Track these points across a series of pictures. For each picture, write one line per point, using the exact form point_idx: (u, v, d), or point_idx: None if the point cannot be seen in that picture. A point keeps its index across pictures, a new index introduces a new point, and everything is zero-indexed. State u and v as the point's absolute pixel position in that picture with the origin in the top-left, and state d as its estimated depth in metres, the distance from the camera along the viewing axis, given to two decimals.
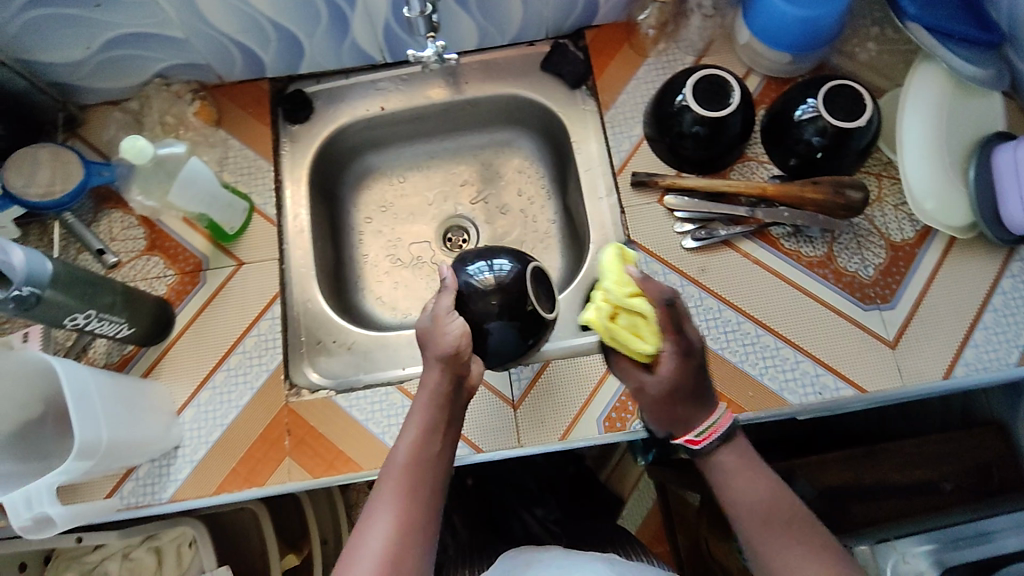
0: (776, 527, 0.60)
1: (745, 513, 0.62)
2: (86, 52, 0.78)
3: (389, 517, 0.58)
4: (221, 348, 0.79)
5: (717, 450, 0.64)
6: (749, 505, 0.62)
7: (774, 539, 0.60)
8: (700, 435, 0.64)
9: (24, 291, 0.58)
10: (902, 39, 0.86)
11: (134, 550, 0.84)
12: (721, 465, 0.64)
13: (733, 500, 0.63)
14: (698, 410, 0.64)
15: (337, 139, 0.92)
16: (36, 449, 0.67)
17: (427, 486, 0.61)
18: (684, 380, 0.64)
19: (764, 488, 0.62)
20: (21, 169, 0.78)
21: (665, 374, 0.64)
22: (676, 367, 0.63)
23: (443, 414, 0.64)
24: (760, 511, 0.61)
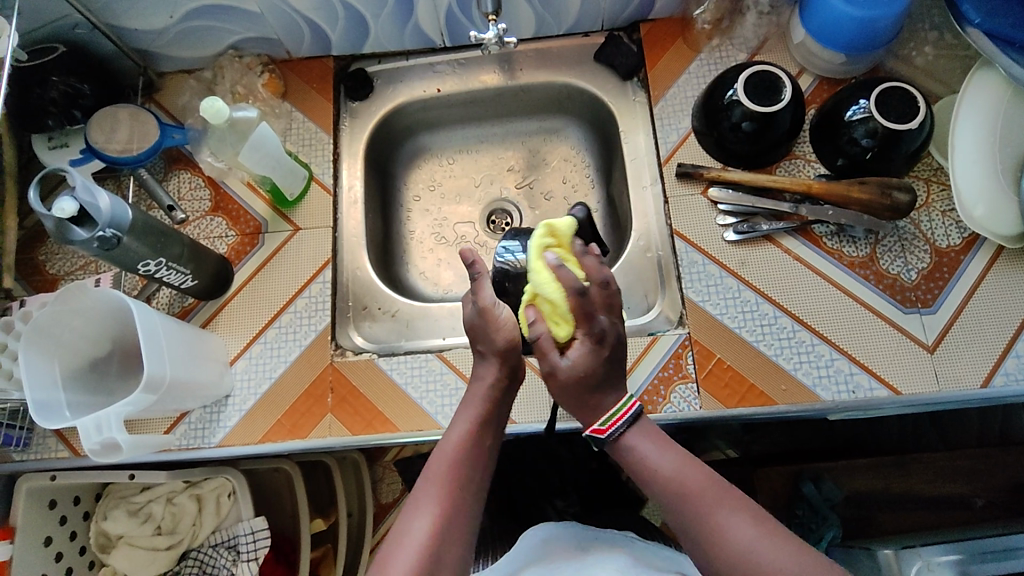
0: (704, 498, 0.56)
1: (664, 494, 0.58)
2: (169, 21, 0.83)
3: (438, 502, 0.58)
4: (274, 307, 0.83)
5: (622, 435, 0.61)
6: (665, 483, 0.58)
7: (699, 513, 0.55)
8: (606, 422, 0.61)
9: (108, 233, 0.63)
10: (961, 46, 0.86)
11: (177, 496, 0.88)
12: (630, 446, 0.61)
13: (652, 482, 0.59)
14: (609, 400, 0.62)
15: (394, 118, 0.96)
16: (103, 384, 0.72)
17: (471, 480, 0.61)
18: (596, 366, 0.61)
19: (681, 462, 0.59)
20: (103, 127, 0.84)
21: (575, 358, 0.61)
22: (589, 353, 0.61)
23: (492, 411, 0.66)
24: (677, 488, 0.57)
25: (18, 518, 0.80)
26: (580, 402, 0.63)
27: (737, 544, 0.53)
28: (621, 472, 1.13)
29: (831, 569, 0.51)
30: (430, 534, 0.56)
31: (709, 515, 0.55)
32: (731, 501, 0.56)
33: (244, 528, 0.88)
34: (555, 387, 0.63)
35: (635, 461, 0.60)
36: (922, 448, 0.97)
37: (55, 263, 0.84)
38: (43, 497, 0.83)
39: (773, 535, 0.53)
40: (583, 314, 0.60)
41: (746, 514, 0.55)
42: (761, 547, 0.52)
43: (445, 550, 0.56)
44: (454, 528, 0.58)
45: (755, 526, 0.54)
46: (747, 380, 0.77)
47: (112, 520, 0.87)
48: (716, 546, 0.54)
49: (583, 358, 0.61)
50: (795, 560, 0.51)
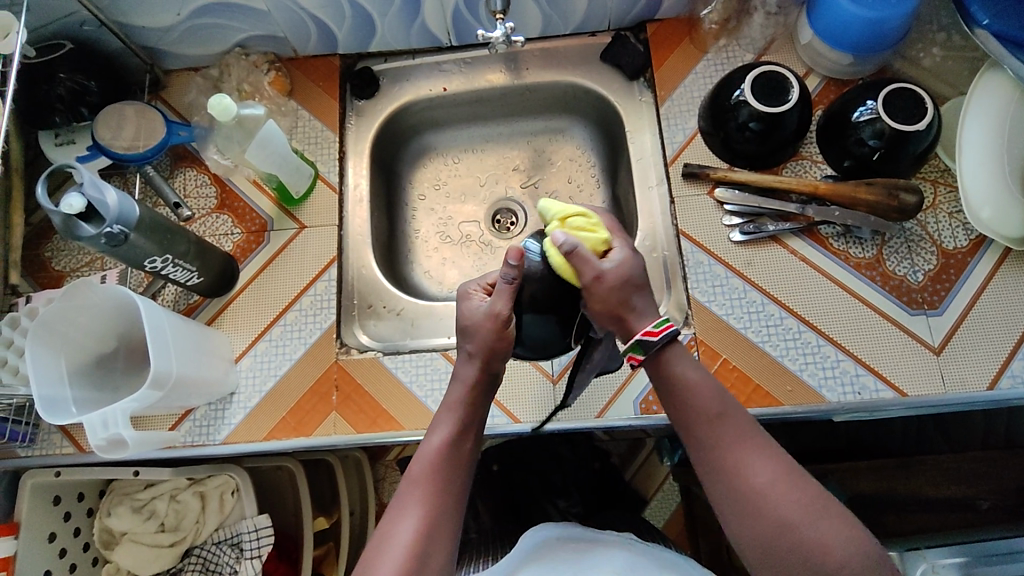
0: (730, 431, 0.58)
1: (695, 415, 0.59)
2: (176, 18, 0.83)
3: (421, 506, 0.59)
4: (280, 305, 0.83)
5: (666, 347, 0.61)
6: (698, 406, 0.60)
7: (732, 439, 0.58)
8: (659, 324, 0.61)
9: (116, 229, 0.63)
10: (969, 46, 0.85)
11: (181, 493, 0.89)
12: (672, 363, 0.61)
13: (683, 402, 0.60)
14: (653, 307, 0.63)
15: (400, 117, 0.96)
16: (108, 381, 0.72)
17: (455, 481, 0.62)
18: (639, 269, 0.64)
19: (717, 390, 0.60)
20: (109, 123, 0.83)
21: (621, 257, 0.63)
22: (632, 255, 0.64)
23: (471, 412, 0.66)
24: (716, 412, 0.59)
25: (22, 515, 0.80)
26: (629, 306, 0.62)
27: (758, 480, 0.56)
28: (624, 472, 1.14)
29: (835, 518, 0.54)
30: (413, 539, 0.57)
31: (738, 447, 0.57)
32: (754, 439, 0.58)
33: (248, 526, 0.88)
34: (608, 293, 0.62)
35: (670, 381, 0.61)
36: (926, 450, 0.97)
37: (61, 259, 0.84)
38: (48, 493, 0.83)
39: (789, 477, 0.56)
40: (615, 228, 0.67)
41: (768, 453, 0.57)
42: (779, 488, 0.55)
43: (429, 554, 0.57)
44: (437, 531, 0.58)
45: (773, 466, 0.56)
46: (753, 381, 0.77)
47: (116, 517, 0.87)
48: (738, 475, 0.56)
49: (630, 258, 0.64)
50: (804, 503, 0.54)
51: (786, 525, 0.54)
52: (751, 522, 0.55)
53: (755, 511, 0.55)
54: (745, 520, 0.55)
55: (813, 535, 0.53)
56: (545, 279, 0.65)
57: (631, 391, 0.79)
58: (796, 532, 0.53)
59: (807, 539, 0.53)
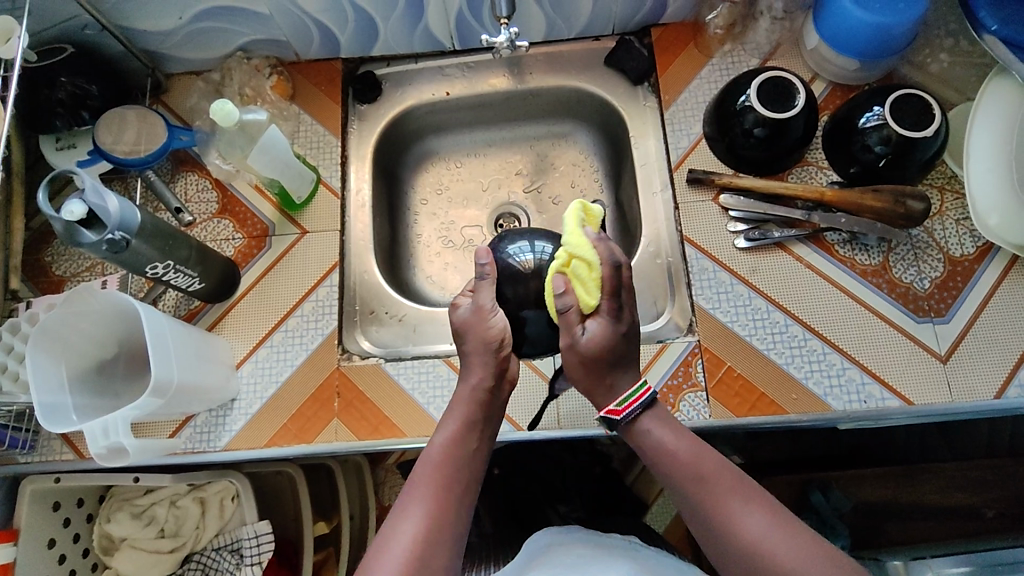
0: (715, 486, 0.58)
1: (677, 476, 0.59)
2: (178, 22, 0.83)
3: (424, 506, 0.58)
4: (281, 311, 0.82)
5: (636, 419, 0.63)
6: (679, 467, 0.60)
7: (715, 496, 0.57)
8: (622, 403, 0.63)
9: (117, 235, 0.62)
10: (977, 52, 0.85)
11: (180, 498, 0.88)
12: (645, 430, 0.62)
13: (665, 466, 0.61)
14: (623, 382, 0.64)
15: (402, 121, 0.96)
16: (108, 387, 0.72)
17: (461, 484, 0.60)
18: (614, 345, 0.63)
19: (695, 449, 0.61)
20: (111, 127, 0.83)
21: (595, 332, 0.63)
22: (609, 327, 0.63)
23: (479, 413, 0.65)
24: (695, 471, 0.59)
25: (22, 521, 0.79)
26: (598, 383, 0.64)
27: (750, 535, 0.55)
28: (625, 476, 1.11)
29: (837, 563, 0.53)
30: (415, 539, 0.56)
31: (723, 502, 0.57)
32: (742, 490, 0.58)
33: (249, 532, 0.88)
34: (575, 370, 0.64)
35: (649, 446, 0.62)
36: (931, 458, 0.96)
37: (61, 264, 0.83)
38: (47, 499, 0.82)
39: (782, 525, 0.55)
40: (610, 289, 0.63)
41: (757, 503, 0.57)
42: (773, 539, 0.54)
43: (430, 555, 0.55)
44: (439, 533, 0.57)
45: (765, 516, 0.56)
46: (757, 389, 0.76)
47: (116, 523, 0.87)
48: (730, 533, 0.55)
49: (605, 334, 0.63)
50: (801, 551, 0.53)
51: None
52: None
53: (753, 566, 0.54)
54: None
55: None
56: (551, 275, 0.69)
57: None
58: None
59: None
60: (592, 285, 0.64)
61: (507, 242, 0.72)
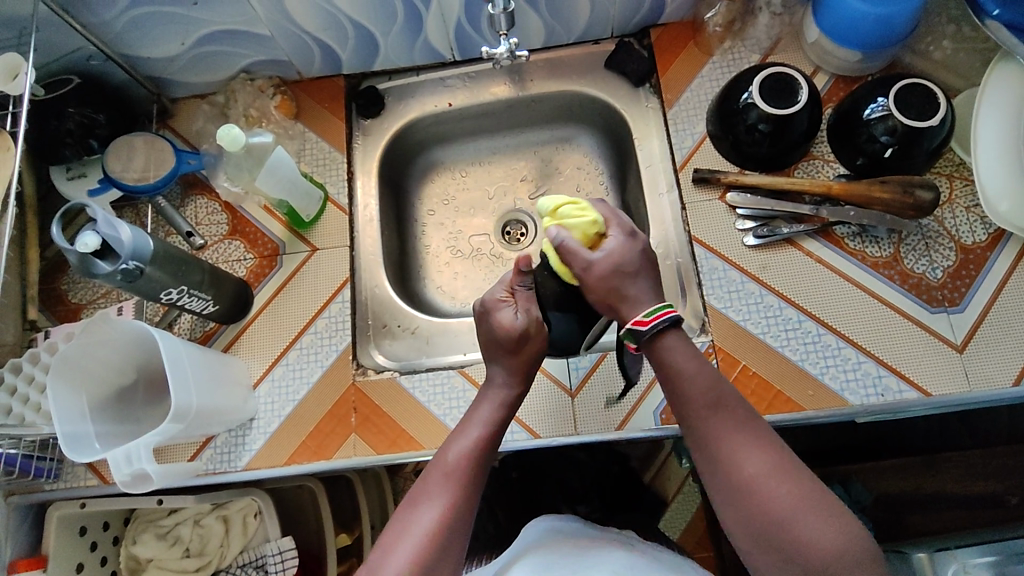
0: (718, 423, 0.58)
1: (690, 402, 0.60)
2: (181, 47, 0.83)
3: (447, 496, 0.60)
4: (295, 329, 0.83)
5: (661, 334, 0.61)
6: (694, 393, 0.59)
7: (719, 427, 0.58)
8: (650, 314, 0.61)
9: (130, 265, 0.63)
10: (980, 38, 0.84)
11: (204, 517, 0.89)
12: (666, 346, 0.61)
13: (681, 388, 0.60)
14: (649, 296, 0.63)
15: (406, 134, 0.96)
16: (129, 413, 0.73)
17: (480, 479, 0.63)
18: (631, 257, 0.63)
19: (712, 374, 0.60)
20: (119, 155, 0.84)
21: (611, 246, 0.64)
22: (622, 242, 0.64)
23: (504, 417, 0.68)
24: (706, 399, 0.59)
25: (50, 547, 0.81)
26: (623, 296, 0.63)
27: (744, 471, 0.55)
28: (643, 475, 1.12)
29: (829, 512, 0.53)
30: (437, 524, 0.58)
31: (727, 438, 0.57)
32: (749, 429, 0.58)
33: (272, 549, 0.88)
34: (595, 283, 0.63)
35: (667, 366, 0.61)
36: (951, 447, 0.95)
37: (77, 291, 0.84)
38: (73, 523, 0.83)
39: (780, 469, 0.55)
40: (613, 217, 0.66)
41: (759, 442, 0.56)
42: (764, 479, 0.54)
43: (449, 542, 0.58)
44: (461, 520, 0.59)
45: (766, 457, 0.55)
46: (774, 387, 0.76)
47: (142, 545, 0.87)
48: (726, 467, 0.56)
49: (622, 247, 0.64)
50: (794, 495, 0.53)
51: (773, 516, 0.53)
52: (737, 511, 0.55)
53: (742, 501, 0.55)
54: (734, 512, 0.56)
55: (804, 531, 0.52)
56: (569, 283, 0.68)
57: (649, 404, 0.78)
58: (785, 523, 0.53)
59: (795, 532, 0.52)
60: (584, 207, 0.66)
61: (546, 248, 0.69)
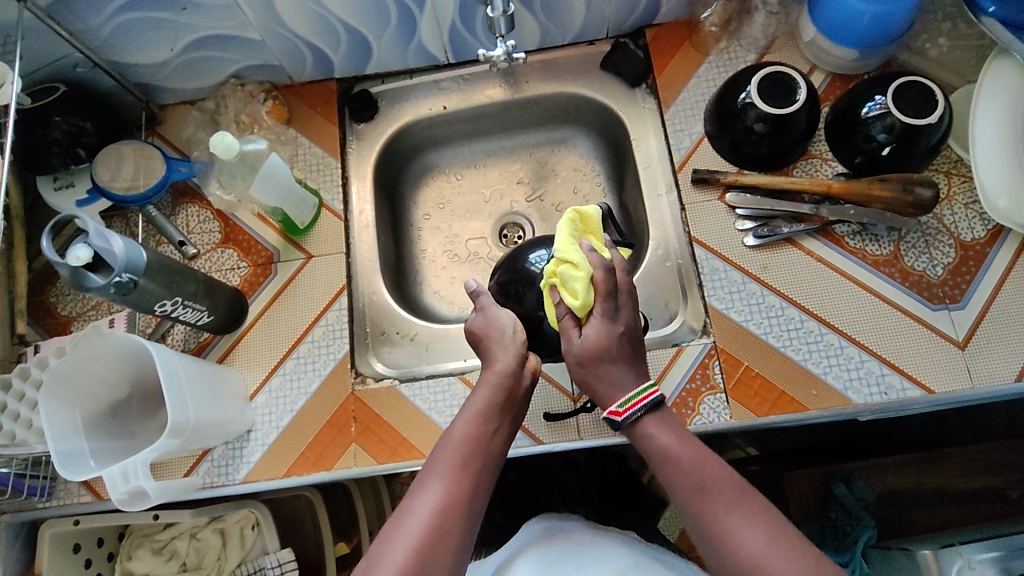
0: (711, 502, 0.54)
1: (678, 484, 0.57)
2: (169, 53, 0.81)
3: (444, 483, 0.56)
4: (292, 338, 0.82)
5: (640, 419, 0.60)
6: (682, 472, 0.57)
7: (712, 506, 0.54)
8: (624, 405, 0.60)
9: (124, 277, 0.61)
10: (976, 34, 0.84)
11: (201, 530, 0.87)
12: (646, 433, 0.60)
13: (668, 471, 0.58)
14: (626, 381, 0.62)
15: (401, 138, 0.95)
16: (123, 427, 0.71)
17: (480, 464, 0.59)
18: (610, 342, 0.62)
19: (696, 452, 0.58)
20: (107, 164, 0.82)
21: (590, 331, 0.63)
22: (602, 326, 0.63)
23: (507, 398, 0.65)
24: (694, 479, 0.56)
25: (43, 565, 0.79)
26: (597, 381, 0.62)
27: (743, 551, 0.51)
28: (642, 475, 1.12)
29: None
30: (433, 513, 0.54)
31: (722, 515, 0.53)
32: (742, 501, 0.54)
33: (271, 561, 0.87)
34: (571, 365, 0.63)
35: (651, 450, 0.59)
36: (952, 442, 0.95)
37: (66, 304, 0.82)
38: (67, 540, 0.82)
39: (783, 544, 0.51)
40: (606, 292, 0.62)
41: (756, 517, 0.53)
42: (765, 556, 0.50)
43: (447, 530, 0.54)
44: (460, 507, 0.56)
45: (765, 532, 0.52)
46: (777, 388, 0.76)
47: (137, 560, 0.86)
48: (724, 547, 0.52)
49: (599, 336, 0.62)
50: (799, 569, 0.49)
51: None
52: None
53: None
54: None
55: None
56: None
57: None
58: None
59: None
60: (578, 283, 0.63)
61: (527, 253, 0.76)
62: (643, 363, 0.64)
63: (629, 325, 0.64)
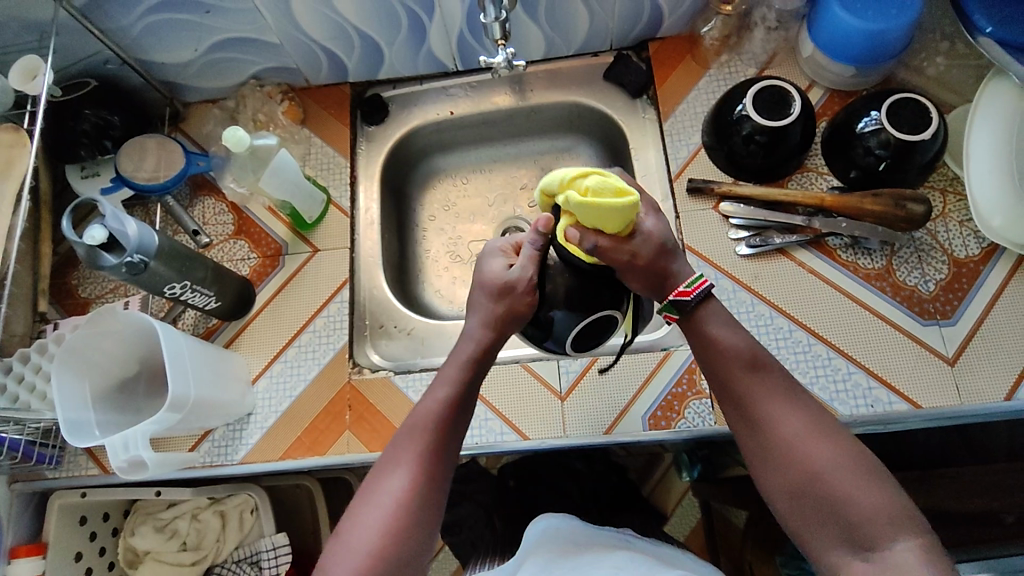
0: (758, 385, 0.58)
1: (730, 364, 0.59)
2: (193, 53, 0.86)
3: (409, 465, 0.59)
4: (294, 327, 0.85)
5: (699, 306, 0.62)
6: (736, 354, 0.59)
7: (759, 387, 0.58)
8: (691, 284, 0.61)
9: (136, 258, 0.66)
10: (974, 54, 0.85)
11: (202, 512, 0.89)
12: (702, 318, 0.61)
13: (719, 354, 0.60)
14: (686, 265, 0.62)
15: (409, 141, 0.99)
16: (129, 403, 0.75)
17: (445, 441, 0.60)
18: (669, 233, 0.62)
19: (749, 341, 0.60)
20: (132, 156, 0.87)
21: (652, 225, 0.61)
22: (658, 218, 0.62)
23: (474, 370, 0.64)
24: (747, 359, 0.59)
25: (50, 534, 0.83)
26: (664, 270, 0.61)
27: (787, 429, 0.56)
28: (642, 486, 1.08)
29: (871, 477, 0.53)
30: (399, 498, 0.57)
31: (767, 398, 0.57)
32: (785, 392, 0.58)
33: (267, 544, 0.90)
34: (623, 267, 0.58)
35: (705, 334, 0.61)
36: None
37: (87, 287, 0.87)
38: (75, 513, 0.85)
39: (819, 429, 0.55)
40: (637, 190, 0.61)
41: (797, 404, 0.57)
42: (807, 436, 0.55)
43: (413, 512, 0.57)
44: (425, 488, 0.58)
45: (805, 418, 0.56)
46: None
47: (140, 536, 0.89)
48: (767, 427, 0.56)
49: (659, 224, 0.61)
50: (835, 453, 0.54)
51: (813, 476, 0.53)
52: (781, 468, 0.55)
53: (783, 466, 0.55)
54: (770, 475, 0.55)
55: (844, 487, 0.52)
56: (580, 272, 0.60)
57: (639, 408, 0.79)
58: (826, 479, 0.53)
59: (840, 495, 0.52)
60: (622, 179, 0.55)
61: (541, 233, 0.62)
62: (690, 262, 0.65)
63: None
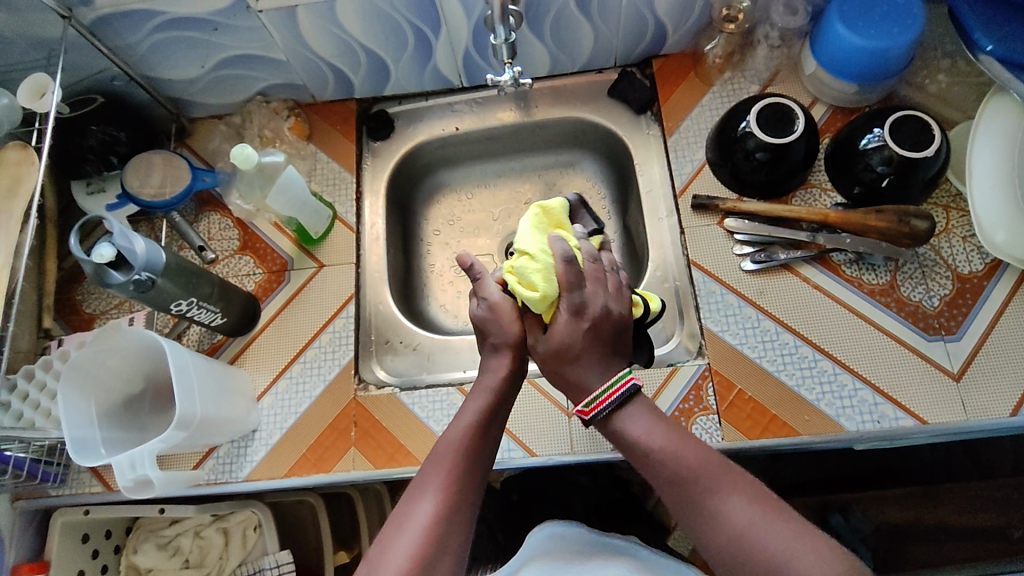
0: (696, 481, 0.57)
1: (661, 472, 0.59)
2: (201, 70, 0.87)
3: (440, 488, 0.60)
4: (300, 342, 0.85)
5: (611, 414, 0.63)
6: (662, 458, 0.59)
7: (696, 486, 0.57)
8: (589, 404, 0.63)
9: (142, 275, 0.66)
10: (975, 72, 0.86)
11: (205, 529, 0.89)
12: (619, 427, 0.63)
13: (648, 460, 0.60)
14: (594, 379, 0.63)
15: (415, 156, 0.99)
16: (133, 421, 0.74)
17: (474, 467, 0.63)
18: (574, 342, 0.64)
19: (671, 437, 0.60)
20: (138, 172, 0.88)
21: (556, 330, 0.65)
22: (568, 326, 0.64)
23: (499, 401, 0.68)
24: (676, 461, 0.59)
25: (52, 553, 0.82)
26: (563, 377, 0.65)
27: (735, 522, 0.54)
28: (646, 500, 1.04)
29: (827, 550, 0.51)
30: (432, 520, 0.58)
31: (708, 493, 0.56)
32: (726, 479, 0.57)
33: (270, 562, 0.89)
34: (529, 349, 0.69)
35: (626, 440, 0.62)
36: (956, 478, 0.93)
37: (92, 302, 0.87)
38: (77, 530, 0.85)
39: (766, 512, 0.54)
40: (567, 285, 0.64)
41: (740, 490, 0.56)
42: (756, 526, 0.53)
43: (447, 535, 0.58)
44: (457, 512, 0.59)
45: (752, 504, 0.55)
46: (769, 412, 0.76)
47: (142, 554, 0.88)
48: (716, 525, 0.55)
49: (565, 333, 0.64)
50: (788, 535, 0.52)
51: (773, 567, 0.52)
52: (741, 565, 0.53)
53: (741, 566, 0.53)
54: (734, 574, 0.54)
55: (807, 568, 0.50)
56: None
57: None
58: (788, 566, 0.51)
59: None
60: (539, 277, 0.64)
61: None
62: (614, 356, 0.64)
63: (596, 316, 0.64)
